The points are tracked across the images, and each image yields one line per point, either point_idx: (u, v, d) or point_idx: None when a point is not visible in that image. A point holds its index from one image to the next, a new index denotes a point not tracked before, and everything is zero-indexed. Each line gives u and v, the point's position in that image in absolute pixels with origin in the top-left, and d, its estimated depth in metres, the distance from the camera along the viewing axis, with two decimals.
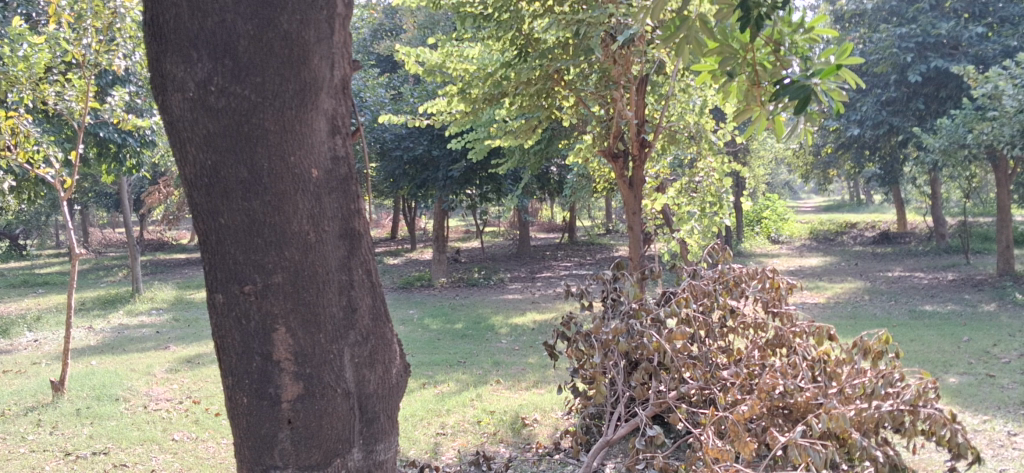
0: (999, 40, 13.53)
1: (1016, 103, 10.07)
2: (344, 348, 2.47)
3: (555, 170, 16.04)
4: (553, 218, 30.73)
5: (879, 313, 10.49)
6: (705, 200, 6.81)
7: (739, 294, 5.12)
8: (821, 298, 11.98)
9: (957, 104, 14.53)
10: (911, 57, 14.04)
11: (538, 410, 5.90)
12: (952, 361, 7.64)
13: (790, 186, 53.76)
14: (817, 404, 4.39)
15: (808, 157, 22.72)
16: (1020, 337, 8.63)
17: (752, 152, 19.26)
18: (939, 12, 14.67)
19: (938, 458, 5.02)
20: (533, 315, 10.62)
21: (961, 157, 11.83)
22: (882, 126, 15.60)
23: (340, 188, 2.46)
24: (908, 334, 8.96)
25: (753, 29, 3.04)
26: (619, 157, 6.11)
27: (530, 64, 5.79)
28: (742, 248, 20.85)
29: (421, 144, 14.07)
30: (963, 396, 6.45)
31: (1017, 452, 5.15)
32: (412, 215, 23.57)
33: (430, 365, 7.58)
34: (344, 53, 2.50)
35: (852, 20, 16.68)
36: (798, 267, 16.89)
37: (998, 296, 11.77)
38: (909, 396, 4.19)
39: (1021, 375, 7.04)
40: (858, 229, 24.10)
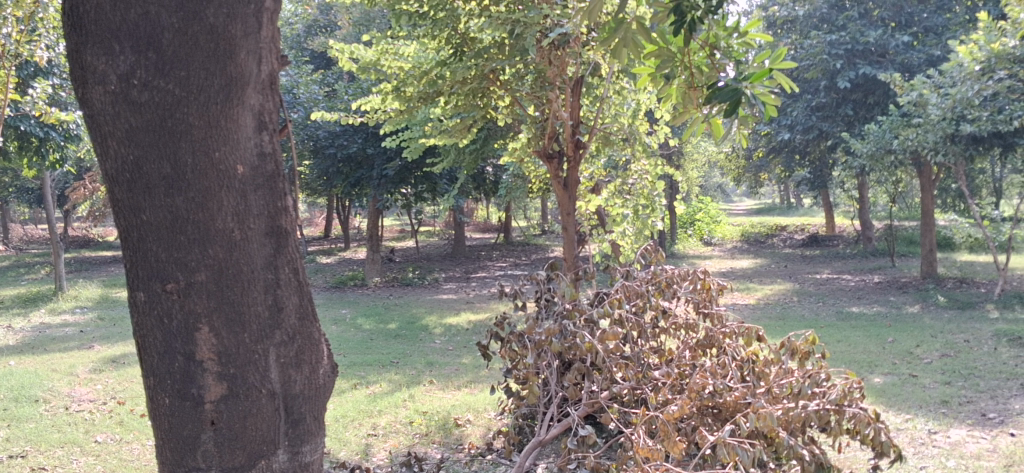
0: (925, 49, 13.98)
1: (940, 111, 10.36)
2: (269, 348, 2.43)
3: (490, 170, 16.02)
4: (488, 218, 30.72)
5: (807, 314, 10.70)
6: (639, 202, 6.86)
7: (672, 295, 5.17)
8: (752, 299, 12.17)
9: (884, 110, 14.88)
10: (840, 64, 14.32)
11: (471, 411, 5.88)
12: (876, 361, 7.83)
13: (724, 188, 54.62)
14: (745, 403, 4.46)
15: (740, 161, 23.07)
16: (942, 338, 8.89)
17: (686, 156, 19.49)
18: (868, 20, 15.01)
19: (863, 457, 5.14)
20: (468, 315, 10.61)
21: (887, 162, 12.13)
22: (811, 131, 15.91)
23: (267, 185, 2.42)
24: (835, 335, 9.15)
25: (687, 32, 3.08)
26: (554, 158, 6.15)
27: (465, 64, 5.78)
28: (675, 250, 21.10)
29: (355, 142, 13.96)
30: (888, 395, 6.61)
31: (938, 449, 5.29)
32: (346, 214, 23.38)
33: (363, 365, 7.52)
34: (272, 48, 2.46)
35: (783, 26, 16.93)
36: (729, 269, 17.15)
37: (921, 298, 12.10)
38: (835, 396, 4.30)
39: (942, 375, 7.25)
40: (788, 231, 24.57)
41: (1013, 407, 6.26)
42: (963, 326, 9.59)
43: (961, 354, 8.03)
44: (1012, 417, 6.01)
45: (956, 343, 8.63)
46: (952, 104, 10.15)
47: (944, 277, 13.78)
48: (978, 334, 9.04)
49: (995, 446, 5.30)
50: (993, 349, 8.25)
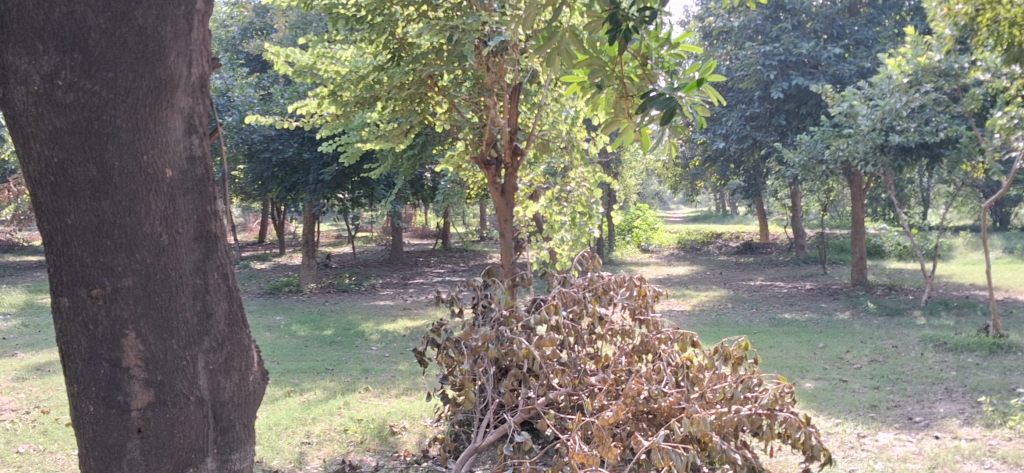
0: (855, 61, 14.32)
1: (870, 122, 10.62)
2: (197, 355, 2.40)
3: (429, 176, 15.99)
4: (427, 224, 30.62)
5: (740, 320, 10.86)
6: (576, 210, 6.91)
7: (608, 302, 5.21)
8: (687, 306, 12.31)
9: (815, 120, 15.18)
10: (773, 75, 14.63)
11: (406, 418, 5.85)
12: (807, 366, 7.98)
13: (661, 195, 55.22)
14: (680, 408, 4.52)
15: (677, 170, 23.36)
16: (870, 343, 9.10)
17: (623, 164, 19.67)
18: (801, 32, 15.32)
19: (793, 460, 5.23)
20: (404, 322, 10.55)
21: (819, 172, 12.39)
22: (746, 140, 16.17)
23: (196, 189, 2.39)
24: (767, 341, 9.31)
25: (622, 42, 3.11)
26: (492, 165, 6.16)
27: (403, 68, 5.78)
28: (613, 257, 21.26)
29: (291, 146, 13.81)
30: (818, 400, 6.74)
31: (866, 453, 5.41)
32: (282, 219, 23.09)
33: (297, 372, 7.43)
34: (203, 51, 2.43)
35: (719, 37, 17.14)
36: (666, 276, 17.34)
37: (851, 304, 12.38)
38: (766, 400, 4.38)
39: (871, 379, 7.42)
40: (723, 239, 24.94)
41: (938, 410, 6.44)
42: (891, 332, 9.83)
43: (889, 359, 8.23)
44: (937, 420, 6.18)
45: (884, 348, 8.84)
46: (881, 115, 10.43)
47: (873, 284, 14.11)
48: (905, 340, 9.27)
49: (921, 449, 5.45)
50: (919, 354, 8.47)
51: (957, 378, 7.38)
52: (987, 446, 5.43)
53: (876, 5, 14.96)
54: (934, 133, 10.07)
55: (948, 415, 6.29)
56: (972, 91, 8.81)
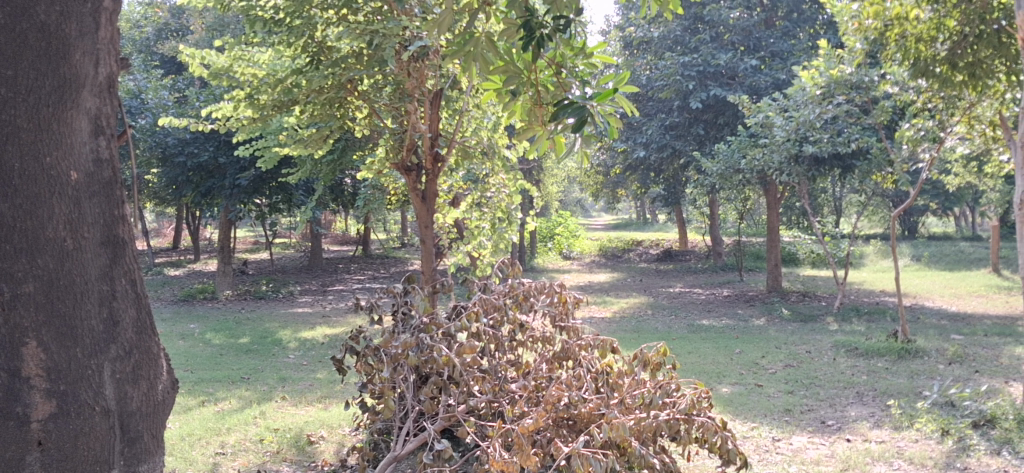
0: (771, 73, 14.64)
1: (785, 133, 10.89)
2: (104, 363, 2.43)
3: (349, 182, 15.86)
4: (348, 231, 30.32)
5: (660, 327, 10.98)
6: (495, 215, 6.94)
7: (529, 309, 5.19)
8: (608, 313, 12.40)
9: (732, 130, 15.46)
10: (692, 85, 14.93)
11: (324, 427, 5.76)
12: (724, 371, 8.11)
13: (582, 202, 55.65)
14: (600, 414, 4.54)
15: (598, 177, 23.57)
16: (785, 349, 9.30)
17: (546, 172, 19.76)
18: (718, 44, 15.63)
19: (710, 464, 5.31)
20: (323, 329, 10.41)
21: (736, 181, 12.66)
22: (665, 149, 16.39)
23: (102, 193, 2.46)
24: (686, 347, 9.44)
25: (536, 49, 3.12)
26: (412, 171, 6.12)
27: (322, 72, 5.66)
28: (535, 264, 21.35)
29: (206, 150, 13.49)
30: (735, 405, 6.85)
31: (781, 456, 5.52)
32: (197, 225, 22.58)
33: (211, 382, 7.26)
34: (110, 51, 2.52)
35: (639, 47, 17.34)
36: (587, 283, 17.47)
37: (766, 310, 12.64)
38: (684, 405, 4.45)
39: (786, 384, 7.57)
40: (644, 246, 25.26)
41: (849, 414, 6.61)
42: (805, 337, 10.07)
43: (803, 365, 8.41)
44: (849, 423, 6.35)
45: (798, 353, 9.05)
46: (795, 126, 10.71)
47: (788, 291, 14.44)
48: (819, 345, 9.50)
49: (833, 452, 5.58)
50: (831, 359, 8.68)
51: (867, 382, 7.58)
52: (896, 448, 5.59)
53: (791, 18, 15.40)
54: (847, 144, 10.51)
55: (859, 418, 6.46)
56: (882, 104, 9.06)
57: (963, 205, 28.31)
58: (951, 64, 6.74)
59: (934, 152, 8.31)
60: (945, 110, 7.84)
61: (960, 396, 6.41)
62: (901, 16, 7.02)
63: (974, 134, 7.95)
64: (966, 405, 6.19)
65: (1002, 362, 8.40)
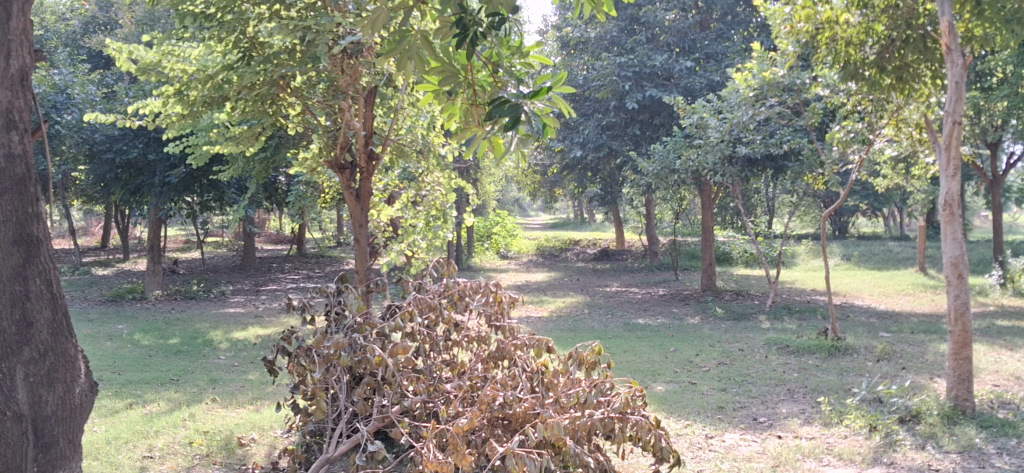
0: (705, 74, 14.85)
1: (719, 133, 11.05)
2: (16, 366, 2.90)
3: (283, 179, 15.68)
4: (282, 230, 29.94)
5: (596, 326, 11.04)
6: (430, 214, 6.98)
7: (464, 308, 5.15)
8: (544, 312, 12.42)
9: (668, 130, 15.61)
10: (628, 85, 15.06)
11: (256, 429, 5.68)
12: (659, 370, 8.19)
13: (519, 202, 55.71)
14: (534, 413, 4.54)
15: (536, 177, 23.62)
16: (719, 347, 9.42)
17: (483, 171, 19.74)
18: (654, 45, 15.81)
19: (644, 462, 5.36)
20: (255, 330, 10.25)
21: (670, 181, 12.79)
22: (602, 149, 16.49)
23: (14, 193, 2.93)
24: (621, 345, 9.51)
25: (470, 45, 3.11)
26: (346, 169, 6.04)
27: (254, 68, 5.58)
28: (473, 263, 21.30)
29: (135, 147, 13.21)
30: (669, 402, 6.92)
31: (713, 453, 5.58)
32: (125, 223, 22.06)
33: (139, 383, 7.11)
34: (23, 51, 3.00)
35: (576, 47, 17.43)
36: (524, 282, 17.50)
37: (701, 309, 12.80)
38: (619, 404, 4.47)
39: (718, 382, 7.68)
40: (581, 245, 25.40)
41: (781, 411, 6.72)
42: (738, 336, 10.22)
43: (735, 363, 8.53)
44: (780, 420, 6.45)
45: (731, 351, 9.17)
46: (729, 127, 10.89)
47: (722, 290, 14.63)
48: (751, 343, 9.64)
49: (765, 448, 5.66)
50: (763, 357, 8.82)
51: (798, 380, 7.72)
52: (825, 444, 5.70)
53: (725, 20, 15.57)
54: (778, 145, 10.67)
55: (790, 415, 6.57)
56: (813, 106, 9.21)
57: (890, 205, 29.02)
58: (879, 68, 6.93)
59: (863, 153, 8.49)
60: (874, 112, 8.03)
61: (887, 393, 6.55)
62: (831, 19, 7.13)
63: (901, 136, 8.12)
64: (893, 402, 6.34)
65: (927, 359, 8.63)
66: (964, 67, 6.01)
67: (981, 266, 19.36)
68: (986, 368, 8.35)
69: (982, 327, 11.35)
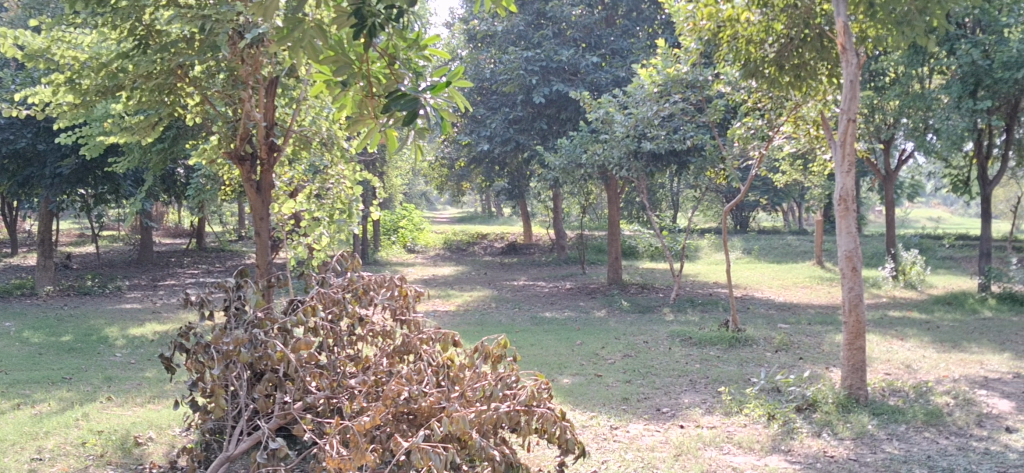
0: (611, 70, 15.05)
1: (624, 128, 11.18)
2: None
3: (182, 171, 15.27)
4: (180, 224, 29.16)
5: (503, 320, 11.07)
6: (335, 207, 6.81)
7: (369, 302, 5.08)
8: (451, 306, 12.40)
9: (575, 125, 15.83)
10: (535, 80, 15.13)
11: (153, 428, 5.53)
12: (565, 363, 8.25)
13: (426, 196, 55.53)
14: (440, 408, 4.52)
15: (443, 170, 23.53)
16: (624, 339, 9.56)
17: (389, 165, 19.58)
18: (561, 40, 15.95)
19: (550, 455, 5.40)
20: (152, 326, 9.96)
21: (577, 176, 12.92)
22: (508, 143, 16.42)
23: None
24: (528, 339, 9.56)
25: (367, 37, 3.10)
26: (246, 161, 5.92)
27: (149, 57, 5.43)
28: (379, 257, 21.11)
29: (24, 137, 12.63)
30: (575, 395, 6.98)
31: (618, 444, 5.65)
32: (14, 217, 21.15)
33: (29, 383, 6.84)
34: None
35: (483, 41, 17.42)
36: (430, 276, 17.45)
37: (607, 303, 12.96)
38: (525, 397, 4.48)
39: (623, 374, 7.79)
40: (488, 239, 25.46)
41: (683, 401, 6.85)
42: (643, 328, 10.38)
43: (640, 355, 8.66)
44: (682, 410, 6.57)
45: (636, 343, 9.32)
46: (633, 123, 11.02)
47: (627, 283, 14.84)
48: (655, 335, 9.82)
49: (667, 438, 5.76)
50: (667, 349, 8.97)
51: (700, 371, 7.88)
52: (725, 433, 5.83)
53: (630, 17, 15.75)
54: (681, 140, 10.85)
55: (692, 405, 6.70)
56: (716, 103, 9.39)
57: (788, 200, 29.88)
58: (778, 65, 7.14)
59: (762, 149, 8.72)
60: (773, 110, 8.30)
61: (785, 382, 6.74)
62: (732, 18, 7.19)
63: (799, 133, 8.32)
64: (790, 390, 6.54)
65: (823, 349, 8.93)
66: (858, 67, 6.22)
67: (874, 259, 20.11)
68: (877, 357, 8.66)
69: (874, 318, 11.79)
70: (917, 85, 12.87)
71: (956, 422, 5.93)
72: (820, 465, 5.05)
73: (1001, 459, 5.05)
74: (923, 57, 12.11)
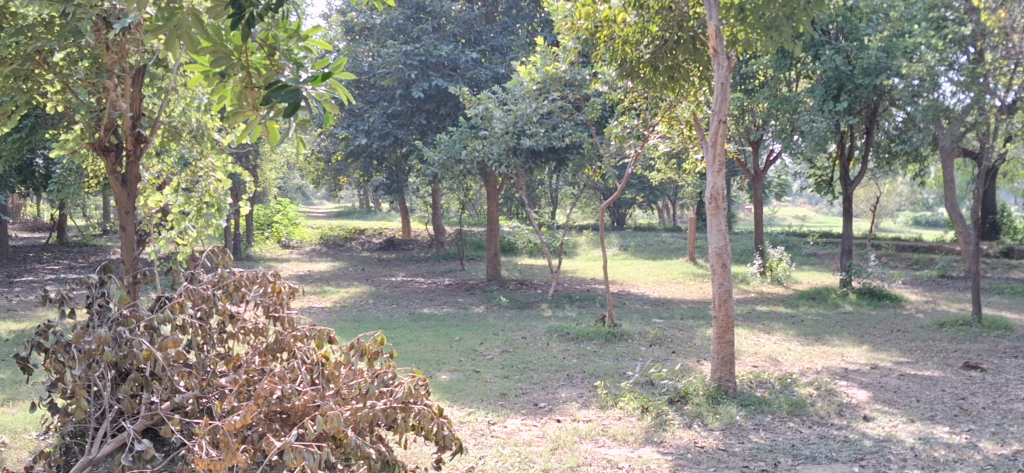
0: (490, 67, 15.16)
1: (503, 125, 11.23)
2: None
3: (40, 162, 14.54)
4: (38, 217, 27.77)
5: (380, 316, 10.98)
6: (203, 201, 6.67)
7: (240, 299, 4.94)
8: (327, 302, 12.21)
9: (453, 120, 15.96)
10: (414, 74, 15.01)
11: (6, 432, 5.24)
12: (443, 359, 8.24)
13: (302, 191, 54.71)
14: (314, 406, 4.43)
15: (319, 164, 23.14)
16: (502, 335, 9.62)
17: (263, 157, 19.13)
18: (440, 34, 15.91)
19: (426, 451, 5.39)
20: (7, 324, 9.45)
21: (456, 171, 12.88)
22: (387, 138, 16.14)
23: None
24: (406, 335, 9.51)
25: (246, 27, 3.03)
26: (111, 151, 5.65)
27: (5, 41, 5.19)
28: (252, 252, 20.63)
29: None
30: (453, 391, 6.97)
31: (495, 439, 5.67)
32: None
33: None
34: None
35: (361, 33, 17.19)
36: (305, 272, 17.14)
37: (485, 299, 13.00)
38: (401, 394, 4.43)
39: (501, 369, 7.82)
40: (366, 235, 25.19)
41: (560, 396, 6.94)
42: (521, 324, 10.46)
43: (518, 350, 8.72)
44: (559, 404, 6.65)
45: (513, 339, 9.38)
46: (512, 120, 11.10)
47: (506, 279, 14.92)
48: (533, 331, 9.91)
49: (544, 432, 5.82)
50: (545, 344, 9.06)
51: (576, 365, 8.00)
52: (601, 426, 5.92)
53: (510, 14, 15.88)
54: (560, 138, 10.98)
55: (569, 400, 6.79)
56: (593, 102, 9.54)
57: (662, 198, 30.60)
58: (652, 66, 7.32)
59: (638, 148, 8.91)
60: (648, 110, 8.50)
61: (658, 375, 6.90)
62: (609, 18, 7.27)
63: (672, 133, 8.66)
64: (663, 384, 6.70)
65: (695, 343, 9.19)
66: (728, 70, 6.41)
67: (743, 256, 20.82)
68: (746, 350, 8.96)
69: (743, 313, 12.21)
70: (784, 89, 13.38)
71: (818, 412, 6.19)
72: (690, 456, 5.19)
73: (859, 446, 5.30)
74: (791, 61, 12.58)
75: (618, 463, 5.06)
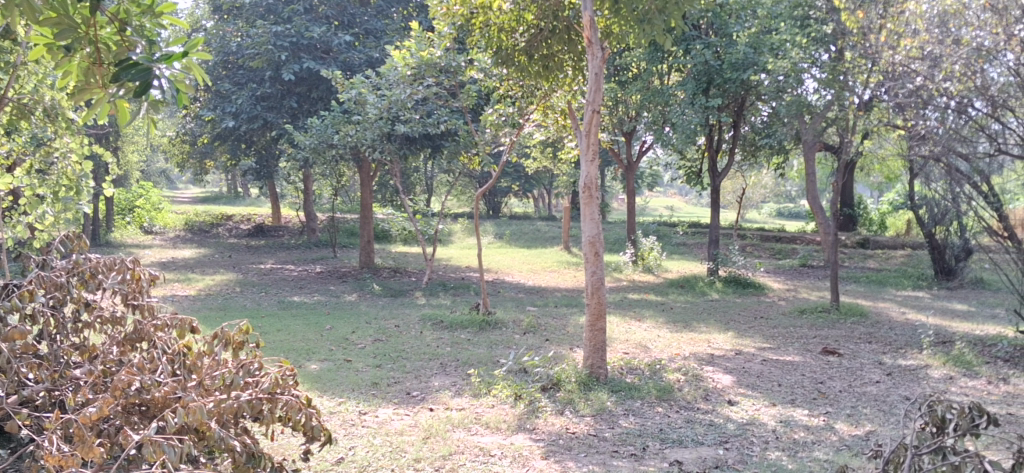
0: (364, 51, 15.00)
1: (377, 110, 10.98)
2: None
3: None
4: None
5: (248, 304, 10.65)
6: (59, 184, 6.28)
7: (96, 287, 4.66)
8: (191, 290, 11.75)
9: (326, 104, 15.62)
10: (285, 56, 14.58)
11: None
12: (313, 348, 8.04)
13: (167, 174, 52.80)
14: (174, 398, 4.22)
15: (183, 147, 22.29)
16: (374, 324, 9.48)
17: (123, 138, 18.27)
18: (312, 16, 15.56)
19: (294, 443, 5.24)
20: None
21: (328, 156, 12.59)
22: (255, 120, 15.62)
23: None
24: (275, 324, 9.25)
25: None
26: None
27: None
28: (111, 238, 19.72)
29: None
30: (323, 381, 6.80)
31: (366, 429, 5.56)
32: None
33: None
34: None
35: (229, 12, 16.62)
36: (169, 259, 16.48)
37: (357, 287, 12.80)
38: (268, 384, 4.27)
39: (373, 358, 7.69)
40: (234, 221, 24.46)
41: (433, 384, 6.88)
42: (394, 312, 10.35)
43: (391, 339, 8.60)
44: (432, 393, 6.59)
45: (386, 327, 9.26)
46: (387, 105, 10.91)
47: (379, 267, 14.74)
48: (406, 319, 9.81)
49: (416, 421, 5.75)
50: (418, 332, 8.97)
51: (450, 354, 7.94)
52: (474, 415, 5.89)
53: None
54: (435, 125, 10.88)
55: (442, 388, 6.73)
56: (469, 89, 9.56)
57: (536, 187, 30.88)
58: (528, 55, 7.30)
59: (514, 136, 8.93)
60: (523, 98, 8.52)
61: (531, 363, 6.92)
62: (485, 5, 7.29)
63: (547, 121, 8.70)
64: (536, 371, 6.71)
65: (567, 330, 9.29)
66: (602, 60, 6.44)
67: (616, 245, 21.20)
68: (616, 337, 9.08)
69: (615, 300, 12.41)
70: (656, 81, 13.65)
71: (685, 397, 6.33)
72: (562, 442, 5.22)
73: (723, 429, 5.44)
74: (663, 54, 12.82)
75: (491, 450, 5.04)
